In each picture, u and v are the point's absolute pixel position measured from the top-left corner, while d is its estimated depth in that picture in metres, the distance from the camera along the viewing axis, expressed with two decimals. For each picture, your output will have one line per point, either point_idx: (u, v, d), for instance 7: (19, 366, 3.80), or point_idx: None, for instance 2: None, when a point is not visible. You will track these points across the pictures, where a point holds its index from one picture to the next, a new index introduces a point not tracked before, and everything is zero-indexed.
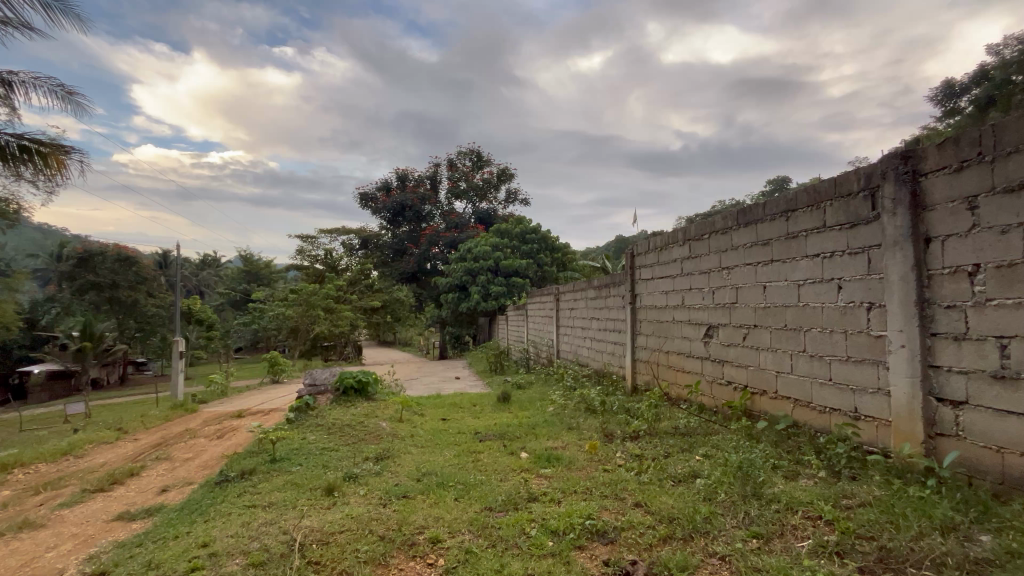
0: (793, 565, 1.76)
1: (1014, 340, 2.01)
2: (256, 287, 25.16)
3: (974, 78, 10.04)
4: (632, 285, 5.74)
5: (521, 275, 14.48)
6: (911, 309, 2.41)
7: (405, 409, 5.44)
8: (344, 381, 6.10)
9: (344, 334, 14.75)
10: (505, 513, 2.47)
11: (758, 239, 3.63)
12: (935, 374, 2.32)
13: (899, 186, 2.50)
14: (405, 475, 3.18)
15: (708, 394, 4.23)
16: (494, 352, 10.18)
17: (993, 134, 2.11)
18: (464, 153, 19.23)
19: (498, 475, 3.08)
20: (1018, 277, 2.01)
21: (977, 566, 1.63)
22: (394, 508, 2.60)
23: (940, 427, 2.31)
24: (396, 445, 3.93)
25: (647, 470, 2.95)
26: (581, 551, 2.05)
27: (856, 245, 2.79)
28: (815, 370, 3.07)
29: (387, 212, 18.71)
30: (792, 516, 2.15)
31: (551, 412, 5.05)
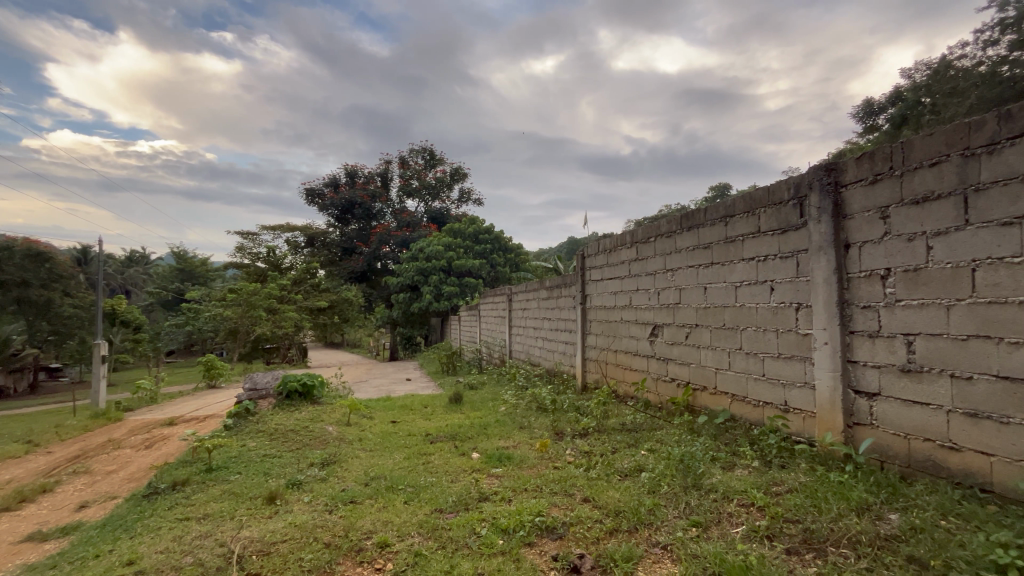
0: (728, 550, 1.87)
1: (919, 337, 2.24)
2: (190, 287, 23.56)
3: (889, 99, 11.00)
4: (583, 285, 5.87)
5: (474, 276, 14.51)
6: (833, 308, 2.62)
7: (354, 413, 5.28)
8: (288, 385, 5.85)
9: (288, 336, 14.09)
10: (455, 514, 2.46)
11: (700, 243, 3.81)
12: (853, 368, 2.54)
13: (823, 196, 2.71)
14: (352, 481, 3.09)
15: (653, 391, 4.39)
16: (446, 353, 10.09)
17: (902, 150, 2.33)
18: (416, 151, 18.93)
19: (449, 476, 3.06)
20: (922, 281, 2.23)
21: (885, 542, 1.81)
22: (341, 514, 2.52)
23: (857, 417, 2.52)
24: (343, 450, 3.81)
25: (596, 466, 3.03)
26: (531, 548, 2.08)
27: (787, 249, 2.99)
28: (750, 366, 3.27)
29: (335, 209, 18.17)
30: (728, 504, 2.28)
31: (502, 412, 5.07)
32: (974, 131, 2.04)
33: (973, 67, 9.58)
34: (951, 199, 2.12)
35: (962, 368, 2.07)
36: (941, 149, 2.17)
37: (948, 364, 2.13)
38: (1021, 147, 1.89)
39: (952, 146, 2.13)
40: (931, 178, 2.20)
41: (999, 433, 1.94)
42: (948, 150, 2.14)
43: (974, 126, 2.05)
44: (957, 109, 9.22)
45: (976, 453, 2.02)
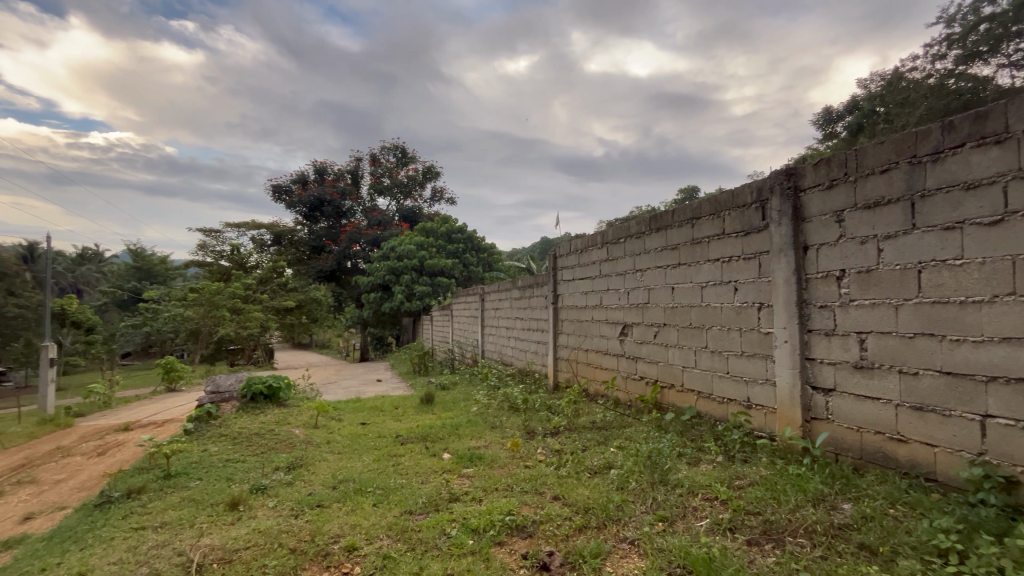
0: (693, 544, 1.92)
1: (871, 335, 2.35)
2: (148, 286, 22.57)
3: (847, 107, 11.51)
4: (555, 285, 5.92)
5: (446, 275, 14.42)
6: (792, 308, 2.73)
7: (322, 415, 5.17)
8: (252, 387, 5.67)
9: (253, 336, 13.64)
10: (425, 515, 2.44)
11: (668, 244, 3.90)
12: (810, 365, 2.66)
13: (784, 200, 2.82)
14: (319, 484, 3.03)
15: (623, 389, 4.47)
16: (418, 354, 10.00)
17: (856, 158, 2.45)
18: (388, 148, 18.64)
19: (419, 477, 3.03)
20: (874, 282, 2.35)
21: (839, 530, 1.90)
22: (307, 519, 2.47)
23: (813, 412, 2.64)
24: (310, 453, 3.73)
25: (566, 464, 3.07)
26: (500, 547, 2.09)
27: (749, 250, 3.10)
28: (715, 364, 3.37)
29: (303, 207, 17.74)
30: (693, 498, 2.34)
31: (474, 412, 5.06)
32: (920, 140, 2.16)
33: (923, 79, 10.13)
34: (900, 204, 2.24)
35: (909, 364, 2.19)
36: (890, 157, 2.29)
37: (896, 360, 2.25)
38: (962, 156, 2.01)
39: (901, 154, 2.25)
40: (883, 184, 2.32)
41: (942, 425, 2.06)
42: (897, 157, 2.26)
43: (920, 135, 2.17)
44: (909, 119, 9.72)
45: (922, 444, 2.14)
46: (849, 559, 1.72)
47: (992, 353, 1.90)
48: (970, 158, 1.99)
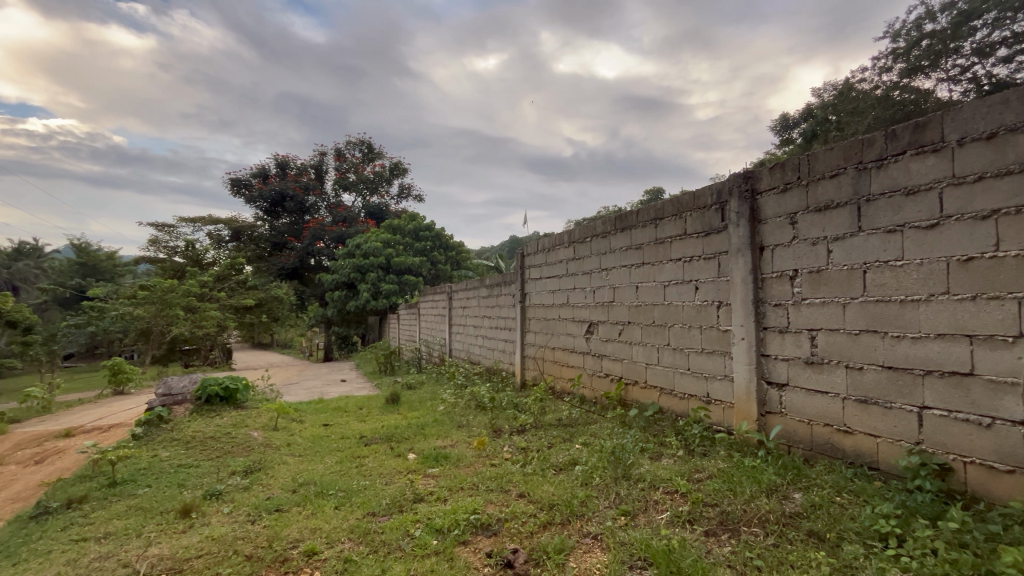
0: (653, 536, 1.96)
1: (820, 332, 2.47)
2: (94, 283, 21.28)
3: (802, 115, 12.04)
4: (522, 284, 5.93)
5: (414, 273, 14.20)
6: (749, 307, 2.84)
7: (282, 417, 5.01)
8: (207, 389, 5.45)
9: (209, 336, 13.13)
10: (388, 517, 2.41)
11: (633, 243, 3.97)
12: (765, 361, 2.77)
13: (741, 202, 2.92)
14: (278, 488, 2.94)
15: (588, 386, 4.54)
16: (383, 353, 9.82)
17: (808, 163, 2.56)
18: (354, 143, 18.22)
19: (383, 479, 2.98)
20: (823, 282, 2.47)
21: (789, 518, 1.99)
22: (264, 524, 2.38)
23: (768, 406, 2.75)
24: (269, 456, 3.60)
25: (532, 461, 3.08)
26: (465, 546, 2.08)
27: (709, 251, 3.19)
28: (677, 361, 3.46)
29: (263, 201, 17.15)
30: (654, 492, 2.40)
31: (440, 411, 5.01)
32: (866, 147, 2.28)
33: (870, 90, 10.71)
34: (848, 208, 2.36)
35: (855, 360, 2.31)
36: (839, 163, 2.40)
37: (844, 356, 2.37)
38: (904, 163, 2.13)
39: (849, 160, 2.36)
40: (832, 189, 2.43)
41: (884, 417, 2.18)
42: (845, 164, 2.37)
43: (866, 143, 2.29)
44: (858, 127, 10.26)
45: (865, 435, 2.26)
46: (799, 546, 1.81)
47: (929, 348, 2.02)
48: (910, 165, 2.11)
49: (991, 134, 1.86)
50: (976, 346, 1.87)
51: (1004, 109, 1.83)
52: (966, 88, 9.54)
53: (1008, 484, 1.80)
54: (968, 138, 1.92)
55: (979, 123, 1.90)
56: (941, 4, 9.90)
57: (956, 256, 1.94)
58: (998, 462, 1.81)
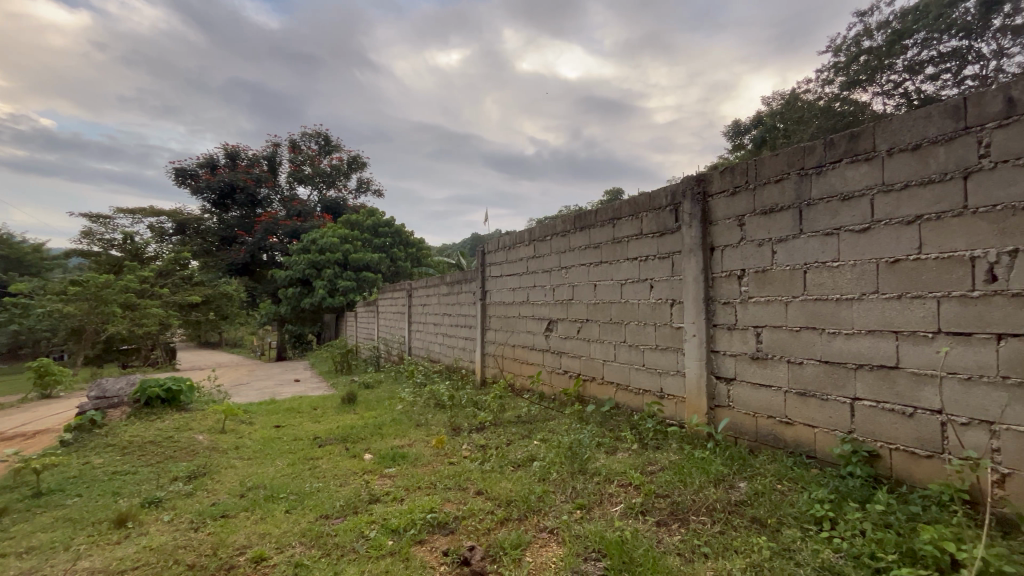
0: (607, 528, 2.02)
1: (765, 329, 2.60)
2: (17, 277, 19.50)
3: (753, 122, 12.61)
4: (482, 282, 5.92)
5: (372, 270, 13.89)
6: (700, 305, 2.95)
7: (231, 420, 4.78)
8: (147, 391, 5.14)
9: (150, 334, 12.34)
10: (342, 519, 2.35)
11: (591, 242, 4.04)
12: (715, 357, 2.89)
13: (694, 204, 3.03)
14: (225, 493, 2.81)
15: (547, 383, 4.59)
16: (340, 351, 9.55)
17: (756, 168, 2.68)
18: (310, 135, 17.59)
19: (338, 480, 2.91)
20: (768, 281, 2.60)
21: (734, 506, 2.09)
22: (208, 531, 2.27)
23: (717, 399, 2.87)
24: (215, 460, 3.44)
25: (490, 458, 3.09)
26: (421, 546, 2.06)
27: (664, 250, 3.29)
28: (632, 357, 3.55)
29: (211, 193, 16.39)
30: (609, 485, 2.46)
31: (399, 410, 4.94)
32: (807, 154, 2.42)
33: (814, 101, 11.36)
34: (790, 211, 2.50)
35: (796, 355, 2.45)
36: (783, 168, 2.54)
37: (786, 352, 2.50)
38: (840, 170, 2.27)
39: (792, 166, 2.50)
40: (777, 193, 2.57)
41: (821, 408, 2.33)
42: (789, 169, 2.51)
43: (807, 150, 2.42)
44: (803, 136, 10.86)
45: (804, 426, 2.40)
46: (742, 532, 1.90)
47: (860, 344, 2.17)
48: (846, 172, 2.25)
49: (916, 145, 2.00)
50: (902, 341, 2.02)
51: (928, 122, 1.98)
52: (899, 103, 10.27)
53: (927, 469, 1.95)
54: (896, 149, 2.07)
55: (906, 134, 2.05)
56: (877, 23, 10.61)
57: (885, 257, 2.09)
58: (919, 448, 1.97)
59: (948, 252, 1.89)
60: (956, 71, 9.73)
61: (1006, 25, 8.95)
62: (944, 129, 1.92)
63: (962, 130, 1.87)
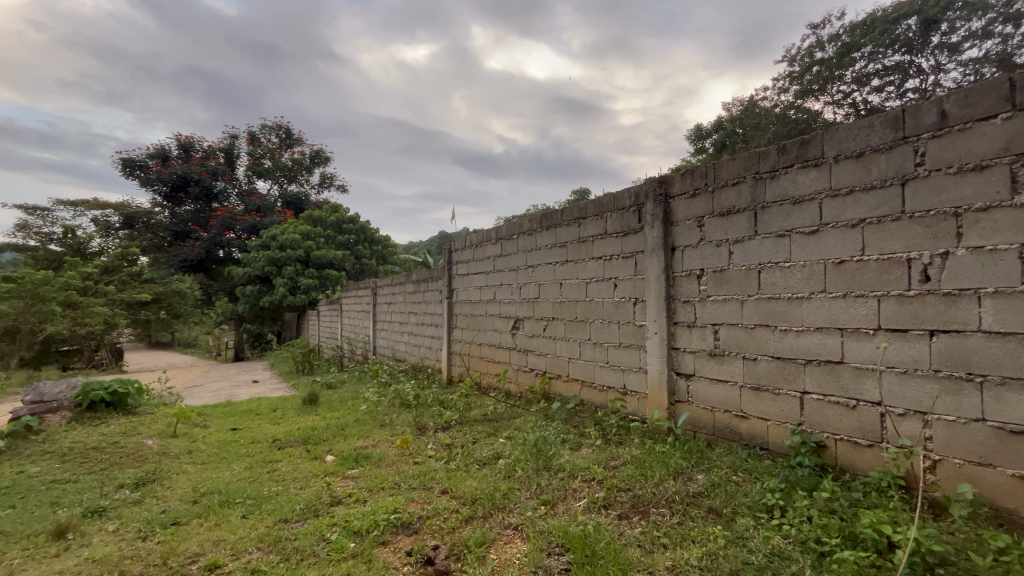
0: (571, 523, 2.05)
1: (722, 326, 2.70)
2: None
3: (714, 126, 13.02)
4: (449, 280, 5.89)
5: (336, 267, 13.57)
6: (662, 303, 3.03)
7: (183, 423, 4.57)
8: (90, 394, 4.83)
9: (94, 335, 11.60)
10: (302, 522, 2.29)
11: (557, 241, 4.08)
12: (675, 353, 2.98)
13: (656, 205, 3.11)
14: (176, 500, 2.69)
15: (514, 381, 4.61)
16: (301, 351, 9.26)
17: (715, 171, 2.77)
18: (270, 127, 16.97)
19: (297, 483, 2.83)
20: (725, 281, 2.70)
21: (692, 498, 2.16)
22: (158, 540, 2.17)
23: (677, 395, 2.96)
24: (165, 466, 3.28)
25: (455, 457, 3.08)
26: (384, 547, 2.03)
27: (627, 250, 3.36)
28: (597, 355, 3.61)
29: (163, 185, 15.64)
30: (573, 481, 2.50)
31: (363, 410, 4.85)
32: (761, 159, 2.52)
33: (771, 108, 11.85)
34: (746, 213, 2.60)
35: (750, 351, 2.56)
36: (740, 172, 2.64)
37: (741, 348, 2.61)
38: (792, 175, 2.38)
39: (748, 170, 2.60)
40: (734, 196, 2.67)
41: (773, 402, 2.44)
42: (745, 173, 2.61)
43: (761, 156, 2.53)
44: (760, 141, 11.30)
45: (758, 419, 2.51)
46: (700, 522, 1.97)
47: (809, 340, 2.29)
48: (797, 177, 2.36)
49: (859, 153, 2.12)
50: (846, 338, 2.14)
51: (871, 131, 2.10)
52: (848, 112, 10.84)
53: (868, 457, 2.07)
54: (842, 156, 2.19)
55: (850, 143, 2.17)
56: (828, 36, 11.17)
57: (831, 258, 2.21)
58: (861, 438, 2.09)
59: (888, 254, 2.01)
60: (899, 84, 10.35)
61: (943, 43, 9.59)
62: (885, 138, 2.05)
63: (901, 140, 2.00)
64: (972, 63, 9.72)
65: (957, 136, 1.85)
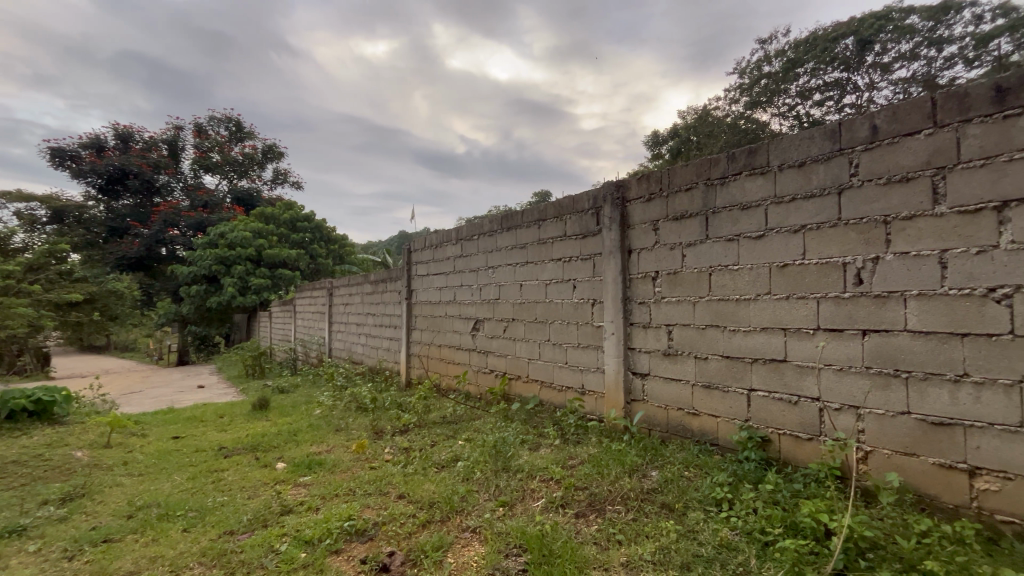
0: (529, 524, 2.06)
1: (675, 327, 2.79)
2: None
3: (670, 133, 13.40)
4: (408, 281, 5.79)
5: (289, 267, 13.08)
6: (619, 304, 3.10)
7: (118, 433, 4.27)
8: (9, 404, 4.45)
9: (16, 338, 10.63)
10: (249, 534, 2.19)
11: (517, 242, 4.10)
12: (631, 353, 3.05)
13: (614, 209, 3.18)
14: (109, 514, 2.51)
15: (474, 382, 4.59)
16: (251, 353, 8.84)
17: (669, 177, 2.86)
18: (218, 119, 16.16)
19: (245, 493, 2.70)
20: (678, 282, 2.79)
21: (646, 494, 2.22)
22: (86, 559, 2.01)
23: (633, 394, 3.04)
24: (97, 479, 3.04)
25: (413, 461, 3.03)
26: (337, 555, 1.97)
27: (586, 252, 3.42)
28: (556, 355, 3.64)
29: (98, 178, 14.62)
30: (531, 481, 2.51)
31: (317, 415, 4.69)
32: (712, 166, 2.63)
33: (722, 117, 12.39)
34: (698, 218, 2.70)
35: (701, 351, 2.65)
36: (692, 178, 2.74)
37: (693, 348, 2.71)
38: (740, 182, 2.50)
39: (700, 176, 2.70)
40: (686, 201, 2.77)
41: (723, 400, 2.54)
42: (698, 179, 2.71)
43: (712, 163, 2.63)
44: (713, 149, 11.79)
45: (708, 416, 2.61)
46: (653, 518, 2.03)
47: (754, 340, 2.40)
48: (745, 184, 2.48)
49: (801, 162, 2.25)
50: (788, 337, 2.26)
51: (811, 142, 2.22)
52: (792, 124, 11.47)
53: (807, 450, 2.19)
54: (786, 165, 2.31)
55: (793, 152, 2.29)
56: (775, 51, 11.79)
57: (776, 263, 2.33)
58: (802, 432, 2.21)
59: (826, 258, 2.14)
60: (838, 99, 11.05)
61: (876, 62, 10.31)
62: (824, 149, 2.18)
63: (838, 151, 2.13)
64: (902, 82, 10.51)
65: (886, 150, 1.99)
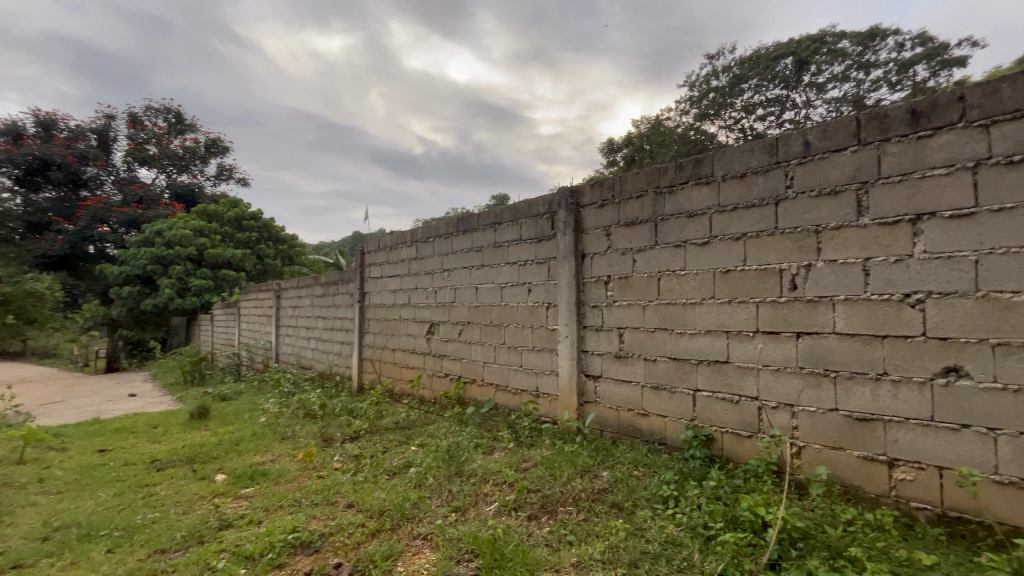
0: (481, 528, 2.05)
1: (626, 330, 2.87)
2: None
3: (625, 141, 13.77)
4: (361, 283, 5.64)
5: (234, 267, 12.43)
6: (572, 308, 3.15)
7: (33, 447, 3.89)
8: None
9: None
10: (183, 552, 2.05)
11: (473, 245, 4.08)
12: (584, 355, 3.11)
13: (568, 213, 3.23)
14: (20, 538, 2.28)
15: (428, 387, 4.53)
16: (190, 359, 8.30)
17: (621, 183, 2.94)
18: (155, 109, 15.19)
19: (180, 508, 2.54)
20: (629, 286, 2.87)
21: (597, 494, 2.26)
22: None
23: (586, 396, 3.09)
24: (6, 499, 2.76)
25: (364, 468, 2.95)
26: (281, 570, 1.89)
27: (541, 256, 3.45)
28: (511, 358, 3.65)
29: (15, 168, 13.40)
30: (485, 485, 2.50)
31: (262, 423, 4.48)
32: (661, 175, 2.73)
33: (674, 127, 12.91)
34: (648, 224, 2.79)
35: (650, 353, 2.74)
36: (643, 186, 2.83)
37: (642, 350, 2.79)
38: (687, 191, 2.60)
39: (649, 185, 2.79)
40: (637, 207, 2.86)
41: (670, 400, 2.63)
42: (647, 187, 2.80)
43: (661, 171, 2.73)
44: (664, 157, 12.24)
45: (657, 416, 2.69)
46: (603, 518, 2.07)
47: (700, 342, 2.50)
48: (691, 193, 2.59)
49: (742, 174, 2.38)
50: (730, 339, 2.38)
51: (751, 155, 2.35)
52: (737, 136, 12.08)
53: (747, 447, 2.31)
54: (729, 175, 2.43)
55: (736, 164, 2.41)
56: (722, 66, 12.39)
57: (719, 268, 2.44)
58: (742, 430, 2.32)
59: (765, 264, 2.27)
60: (778, 114, 11.74)
61: (812, 82, 11.05)
62: (762, 161, 2.31)
63: (775, 164, 2.26)
64: (835, 102, 11.29)
65: (817, 164, 2.13)
